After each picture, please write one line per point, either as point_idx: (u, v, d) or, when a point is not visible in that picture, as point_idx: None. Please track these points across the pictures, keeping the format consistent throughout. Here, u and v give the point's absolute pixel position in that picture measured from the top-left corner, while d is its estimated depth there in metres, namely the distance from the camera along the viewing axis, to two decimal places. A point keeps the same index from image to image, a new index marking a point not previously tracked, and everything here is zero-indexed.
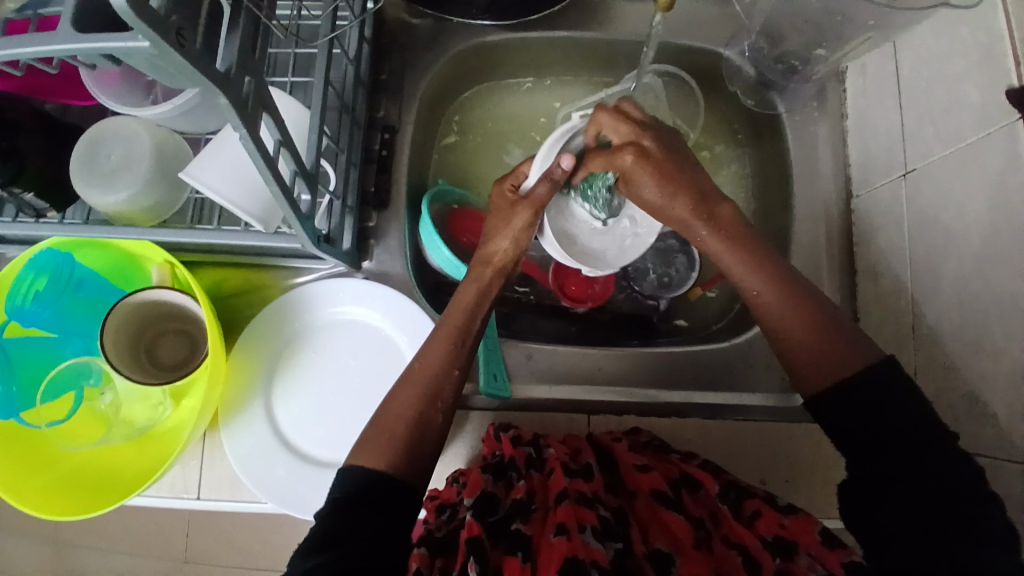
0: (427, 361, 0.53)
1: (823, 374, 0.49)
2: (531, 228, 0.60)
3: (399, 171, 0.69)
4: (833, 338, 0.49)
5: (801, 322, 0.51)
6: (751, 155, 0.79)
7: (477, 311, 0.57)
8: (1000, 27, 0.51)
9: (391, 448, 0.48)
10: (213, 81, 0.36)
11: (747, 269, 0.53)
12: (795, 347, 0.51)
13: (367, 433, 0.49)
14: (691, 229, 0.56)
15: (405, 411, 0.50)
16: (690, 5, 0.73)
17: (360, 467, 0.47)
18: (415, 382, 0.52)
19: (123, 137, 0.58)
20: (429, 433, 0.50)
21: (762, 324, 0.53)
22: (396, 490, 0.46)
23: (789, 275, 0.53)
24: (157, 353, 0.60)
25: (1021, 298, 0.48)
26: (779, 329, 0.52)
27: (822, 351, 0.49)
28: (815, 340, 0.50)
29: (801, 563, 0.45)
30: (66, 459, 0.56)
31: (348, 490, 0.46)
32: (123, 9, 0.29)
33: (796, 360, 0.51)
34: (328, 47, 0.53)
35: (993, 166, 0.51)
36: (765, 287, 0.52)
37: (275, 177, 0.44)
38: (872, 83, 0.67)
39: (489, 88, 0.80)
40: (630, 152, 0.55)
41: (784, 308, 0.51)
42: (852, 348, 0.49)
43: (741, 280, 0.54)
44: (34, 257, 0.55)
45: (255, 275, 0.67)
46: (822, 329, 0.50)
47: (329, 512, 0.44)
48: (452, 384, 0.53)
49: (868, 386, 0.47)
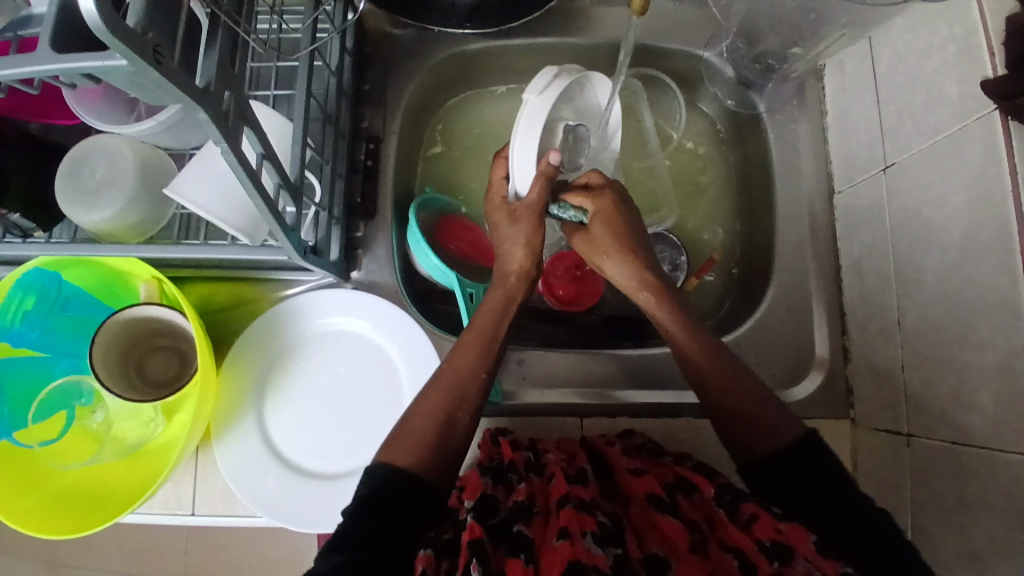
0: (454, 364, 0.53)
1: (756, 448, 0.52)
2: (541, 229, 0.59)
3: (385, 181, 0.70)
4: (766, 419, 0.53)
5: (738, 400, 0.53)
6: (735, 154, 0.80)
7: (505, 315, 0.58)
8: (975, 20, 0.52)
9: (420, 447, 0.49)
10: (193, 97, 0.36)
11: (686, 332, 0.56)
12: (733, 420, 0.53)
13: (395, 434, 0.50)
14: (636, 294, 0.59)
15: (431, 411, 0.51)
16: (669, 8, 0.73)
17: (384, 464, 0.48)
18: (444, 385, 0.52)
19: (107, 154, 0.58)
20: (454, 436, 0.51)
21: (705, 396, 0.55)
22: (413, 492, 0.47)
23: (721, 351, 0.56)
24: (147, 369, 0.60)
25: (1004, 287, 0.48)
26: (727, 400, 0.54)
27: (756, 430, 0.52)
28: (750, 419, 0.53)
29: (797, 569, 0.44)
30: (57, 478, 0.56)
31: (373, 487, 0.47)
32: (98, 27, 0.29)
33: (739, 428, 0.53)
34: (309, 59, 0.53)
35: (971, 158, 0.51)
36: (708, 361, 0.55)
37: (258, 190, 0.44)
38: (850, 80, 0.68)
39: (473, 95, 0.81)
40: (583, 195, 0.60)
41: (726, 386, 0.54)
42: (781, 425, 0.52)
43: (686, 346, 0.55)
44: (23, 276, 0.55)
45: (243, 288, 0.67)
46: (758, 408, 0.53)
47: (353, 512, 0.46)
48: (480, 387, 0.53)
49: (795, 454, 0.51)
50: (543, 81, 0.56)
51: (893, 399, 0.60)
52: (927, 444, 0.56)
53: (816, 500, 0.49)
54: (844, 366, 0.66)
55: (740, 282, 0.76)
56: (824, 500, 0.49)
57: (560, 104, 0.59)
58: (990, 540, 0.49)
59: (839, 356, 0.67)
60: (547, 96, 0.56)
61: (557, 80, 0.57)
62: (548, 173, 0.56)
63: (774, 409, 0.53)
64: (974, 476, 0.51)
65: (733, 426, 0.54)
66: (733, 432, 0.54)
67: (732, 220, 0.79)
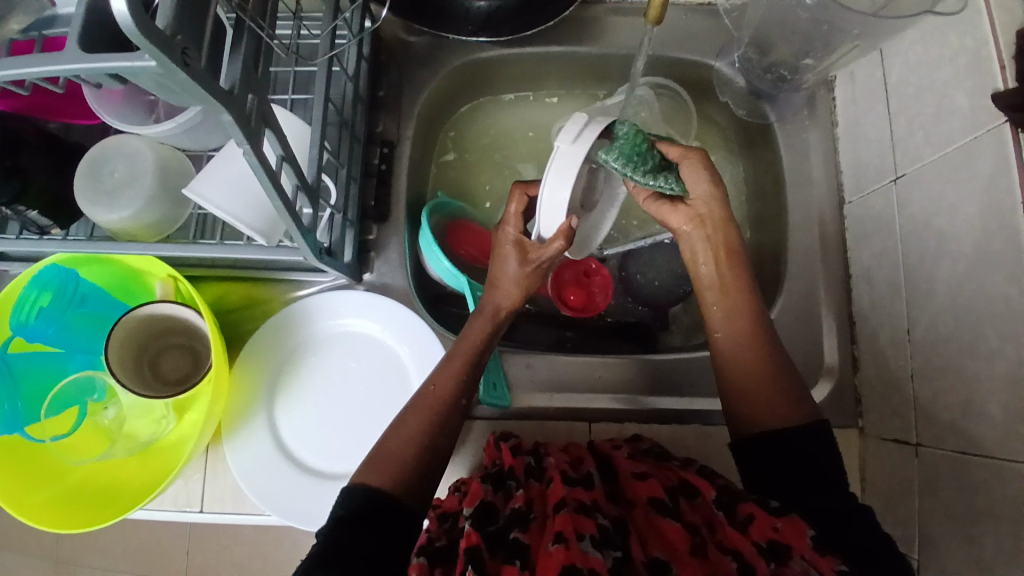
0: (437, 389, 0.56)
1: (759, 428, 0.55)
2: (541, 275, 0.62)
3: (398, 185, 0.71)
4: (783, 392, 0.56)
5: (757, 385, 0.56)
6: (744, 163, 0.81)
7: (487, 347, 0.59)
8: (985, 33, 0.52)
9: (397, 471, 0.50)
10: (218, 99, 0.37)
11: (739, 309, 0.59)
12: (755, 395, 0.56)
13: (374, 453, 0.52)
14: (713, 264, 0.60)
15: (411, 438, 0.53)
16: (681, 19, 0.75)
17: (361, 487, 0.49)
18: (426, 410, 0.54)
19: (126, 155, 0.59)
20: (435, 455, 0.53)
21: (730, 370, 0.58)
22: (387, 506, 0.48)
23: (767, 330, 0.58)
24: (160, 366, 0.60)
25: (1013, 298, 0.48)
26: (744, 383, 0.56)
27: (771, 408, 0.55)
28: (764, 389, 0.56)
29: (795, 568, 0.45)
30: (71, 472, 0.57)
31: (350, 509, 0.48)
32: (130, 28, 0.30)
33: (754, 411, 0.56)
34: (328, 64, 0.54)
35: (982, 169, 0.51)
36: (740, 321, 0.59)
37: (278, 191, 0.45)
38: (860, 91, 0.68)
39: (484, 102, 0.82)
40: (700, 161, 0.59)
41: (754, 368, 0.57)
42: (799, 402, 0.55)
43: (729, 300, 0.59)
44: (38, 273, 0.56)
45: (256, 288, 0.68)
46: (775, 383, 0.56)
47: (331, 530, 0.46)
48: (459, 413, 0.56)
49: (810, 436, 0.53)
50: (574, 130, 0.54)
51: (902, 408, 0.60)
52: (936, 452, 0.56)
53: (800, 496, 0.51)
54: (853, 375, 0.66)
55: None
56: (809, 490, 0.51)
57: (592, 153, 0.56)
58: (997, 547, 0.49)
59: (849, 365, 0.67)
60: (580, 146, 0.53)
61: (588, 127, 0.54)
62: (568, 233, 0.56)
63: (791, 380, 0.56)
64: (983, 485, 0.51)
65: (739, 399, 0.57)
66: (737, 405, 0.57)
67: (743, 228, 0.80)
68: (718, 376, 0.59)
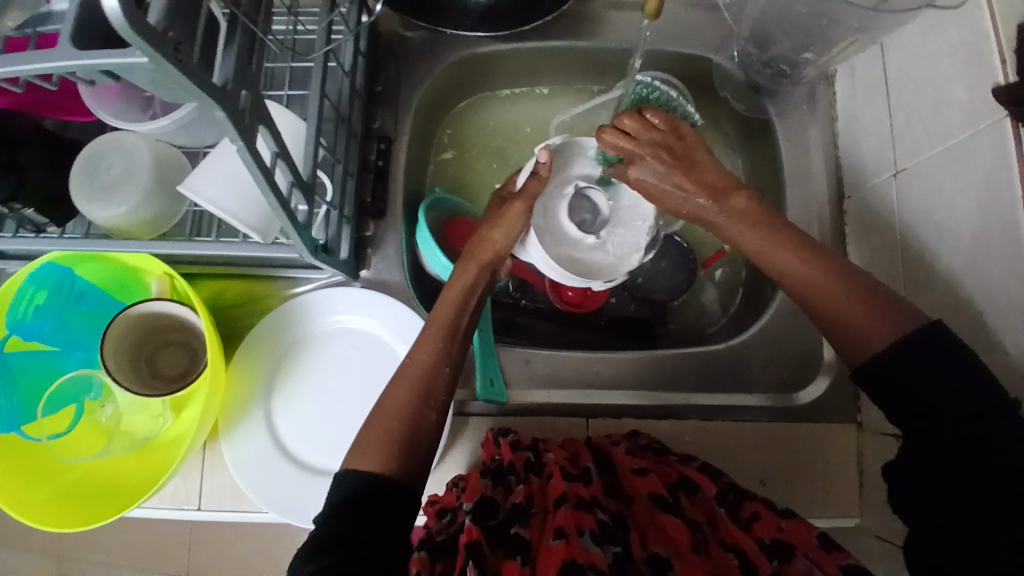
0: (418, 358, 0.54)
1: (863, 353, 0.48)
2: (525, 220, 0.60)
3: (396, 182, 0.70)
4: (868, 303, 0.49)
5: (838, 294, 0.50)
6: (744, 159, 0.80)
7: (466, 306, 0.58)
8: (986, 26, 0.52)
9: (388, 451, 0.48)
10: (210, 94, 0.36)
11: (778, 245, 0.54)
12: (844, 331, 0.49)
13: (361, 433, 0.50)
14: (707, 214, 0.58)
15: (397, 411, 0.50)
16: (680, 13, 0.74)
17: (354, 470, 0.47)
18: (408, 378, 0.52)
19: (123, 151, 0.59)
20: (423, 432, 0.50)
21: (821, 306, 0.51)
22: (392, 490, 0.47)
23: (822, 254, 0.52)
24: (159, 364, 0.60)
25: (1013, 294, 0.48)
26: (829, 309, 0.50)
27: (867, 318, 0.48)
28: (846, 305, 0.49)
29: (797, 566, 0.45)
30: (67, 471, 0.56)
31: (346, 494, 0.46)
32: (122, 23, 0.30)
33: (849, 341, 0.49)
34: (323, 60, 0.54)
35: (981, 163, 0.51)
36: (810, 267, 0.52)
37: (272, 187, 0.44)
38: (860, 85, 0.68)
39: (483, 98, 0.81)
40: (632, 168, 0.58)
41: (834, 290, 0.50)
42: (900, 318, 0.48)
43: (773, 261, 0.54)
44: (37, 270, 0.56)
45: (254, 285, 0.67)
46: (870, 305, 0.49)
47: (328, 517, 0.45)
48: (445, 382, 0.53)
49: (892, 367, 0.47)
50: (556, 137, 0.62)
51: None
52: None
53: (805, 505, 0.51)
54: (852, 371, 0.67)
55: (748, 285, 0.77)
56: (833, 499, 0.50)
57: (564, 164, 0.62)
58: None
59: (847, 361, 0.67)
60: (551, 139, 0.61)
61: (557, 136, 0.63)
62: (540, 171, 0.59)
63: (883, 302, 0.49)
64: None
65: (838, 321, 0.50)
66: (844, 332, 0.49)
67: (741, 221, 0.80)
68: (824, 329, 0.52)
